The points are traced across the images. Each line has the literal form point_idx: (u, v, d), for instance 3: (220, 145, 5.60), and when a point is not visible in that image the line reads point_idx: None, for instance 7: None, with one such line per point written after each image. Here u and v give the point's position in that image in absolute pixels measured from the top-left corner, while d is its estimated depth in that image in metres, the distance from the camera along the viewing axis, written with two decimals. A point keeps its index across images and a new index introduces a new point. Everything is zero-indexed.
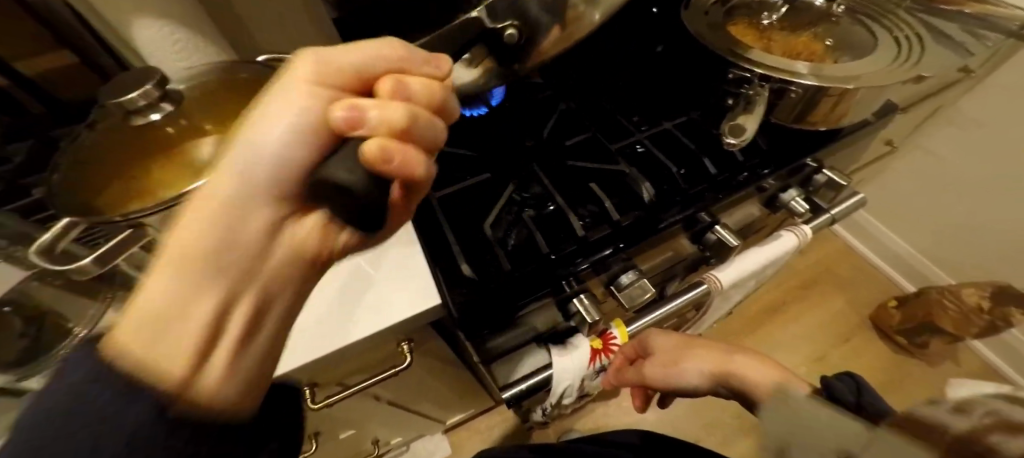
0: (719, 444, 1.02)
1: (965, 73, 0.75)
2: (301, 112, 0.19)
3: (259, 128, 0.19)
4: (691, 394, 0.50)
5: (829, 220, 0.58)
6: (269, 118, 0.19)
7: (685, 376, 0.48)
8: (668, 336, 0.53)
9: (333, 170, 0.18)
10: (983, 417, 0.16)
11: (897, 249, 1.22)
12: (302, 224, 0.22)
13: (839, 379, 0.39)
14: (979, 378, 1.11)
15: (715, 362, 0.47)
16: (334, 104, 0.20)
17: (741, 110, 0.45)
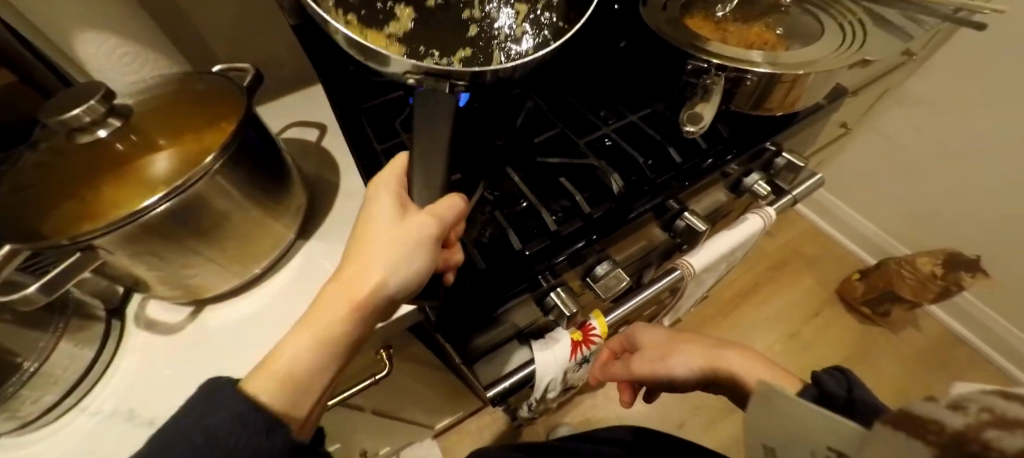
0: (704, 424, 1.05)
1: (907, 55, 0.79)
2: (410, 266, 0.30)
3: (386, 269, 0.29)
4: (682, 387, 0.51)
5: (791, 202, 0.61)
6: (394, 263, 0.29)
7: (672, 373, 0.49)
8: (657, 331, 0.54)
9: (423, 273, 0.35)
10: (981, 414, 0.14)
11: (857, 225, 1.28)
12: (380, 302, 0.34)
13: (828, 374, 0.38)
14: (937, 341, 1.18)
15: (702, 357, 0.47)
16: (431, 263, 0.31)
17: (700, 99, 0.47)
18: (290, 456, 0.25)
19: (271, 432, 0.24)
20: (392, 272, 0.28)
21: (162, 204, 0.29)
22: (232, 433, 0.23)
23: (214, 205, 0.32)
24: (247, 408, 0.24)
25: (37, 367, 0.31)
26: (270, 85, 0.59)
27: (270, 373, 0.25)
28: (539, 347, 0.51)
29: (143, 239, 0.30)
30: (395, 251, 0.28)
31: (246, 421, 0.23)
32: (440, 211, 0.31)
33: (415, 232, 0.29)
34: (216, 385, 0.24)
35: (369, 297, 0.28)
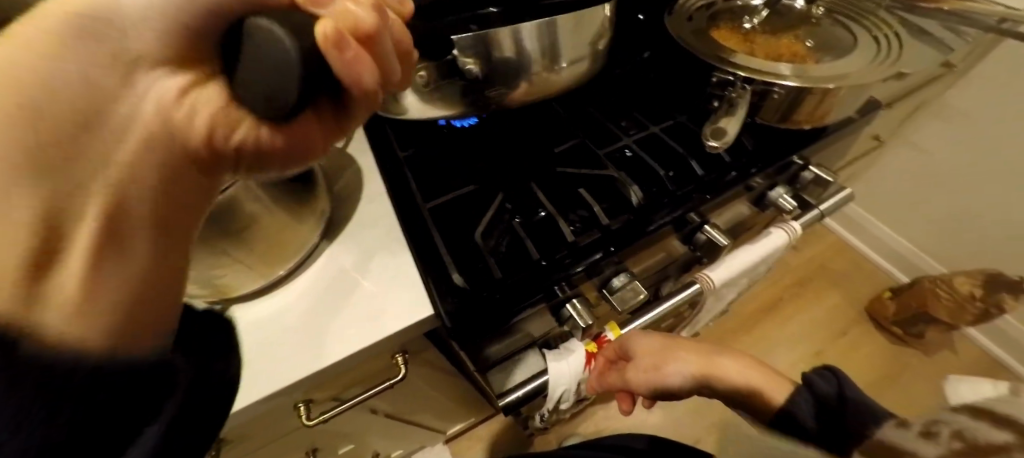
0: (720, 442, 1.02)
1: (947, 66, 0.76)
2: None
3: None
4: (674, 394, 0.51)
5: (817, 217, 0.58)
6: None
7: (669, 380, 0.48)
8: (649, 336, 0.52)
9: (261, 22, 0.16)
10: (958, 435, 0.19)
11: (889, 241, 1.22)
12: (195, 92, 0.16)
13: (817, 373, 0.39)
14: (976, 367, 1.11)
15: (699, 365, 0.48)
16: None
17: (724, 113, 0.46)
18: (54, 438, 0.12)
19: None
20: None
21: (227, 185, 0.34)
22: None
23: None
24: None
25: None
26: None
27: None
28: (553, 357, 0.51)
29: None
30: None
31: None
32: None
33: None
34: None
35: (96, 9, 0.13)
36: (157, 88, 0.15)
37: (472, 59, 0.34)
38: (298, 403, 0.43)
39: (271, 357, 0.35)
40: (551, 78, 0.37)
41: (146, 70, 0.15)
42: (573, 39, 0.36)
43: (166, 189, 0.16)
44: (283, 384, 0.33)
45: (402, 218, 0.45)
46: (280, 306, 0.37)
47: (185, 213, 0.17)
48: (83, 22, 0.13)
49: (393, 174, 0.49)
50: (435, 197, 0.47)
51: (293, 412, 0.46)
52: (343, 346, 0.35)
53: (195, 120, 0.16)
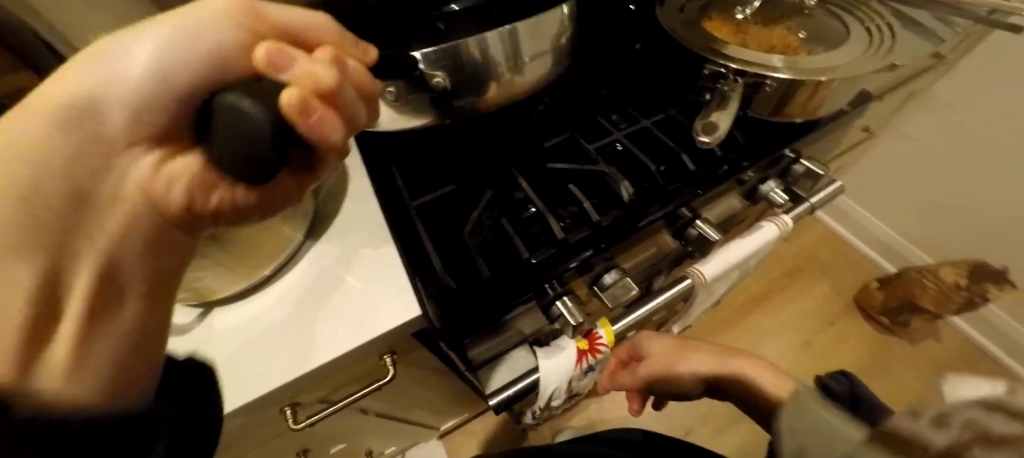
0: (711, 433, 1.03)
1: (937, 58, 0.76)
2: (166, 40, 0.20)
3: (111, 61, 0.20)
4: (691, 394, 0.51)
5: (808, 210, 0.58)
6: (121, 49, 0.20)
7: (684, 383, 0.49)
8: (663, 338, 0.53)
9: (228, 96, 0.18)
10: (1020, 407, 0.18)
11: (877, 232, 1.24)
12: (168, 162, 0.22)
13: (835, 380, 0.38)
14: (960, 355, 1.13)
15: (711, 365, 0.48)
16: (242, 51, 0.21)
17: (716, 106, 0.45)
18: None
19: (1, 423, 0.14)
20: (122, 45, 0.20)
21: None
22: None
23: None
24: None
25: None
26: None
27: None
28: (544, 354, 0.50)
29: None
30: (165, 39, 0.20)
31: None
32: (280, 16, 0.23)
33: (194, 16, 0.21)
34: None
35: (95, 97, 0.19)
36: (137, 163, 0.21)
37: (439, 72, 0.35)
38: (284, 408, 0.42)
39: (253, 362, 0.33)
40: (516, 79, 0.38)
41: (129, 151, 0.21)
42: (532, 38, 0.36)
43: (155, 258, 0.22)
44: (263, 389, 0.32)
45: (390, 217, 0.44)
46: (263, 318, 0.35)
47: (171, 269, 0.22)
48: (71, 107, 0.19)
49: (378, 172, 0.48)
50: (424, 194, 0.46)
51: (279, 416, 0.45)
52: (329, 348, 0.34)
53: (172, 188, 0.22)
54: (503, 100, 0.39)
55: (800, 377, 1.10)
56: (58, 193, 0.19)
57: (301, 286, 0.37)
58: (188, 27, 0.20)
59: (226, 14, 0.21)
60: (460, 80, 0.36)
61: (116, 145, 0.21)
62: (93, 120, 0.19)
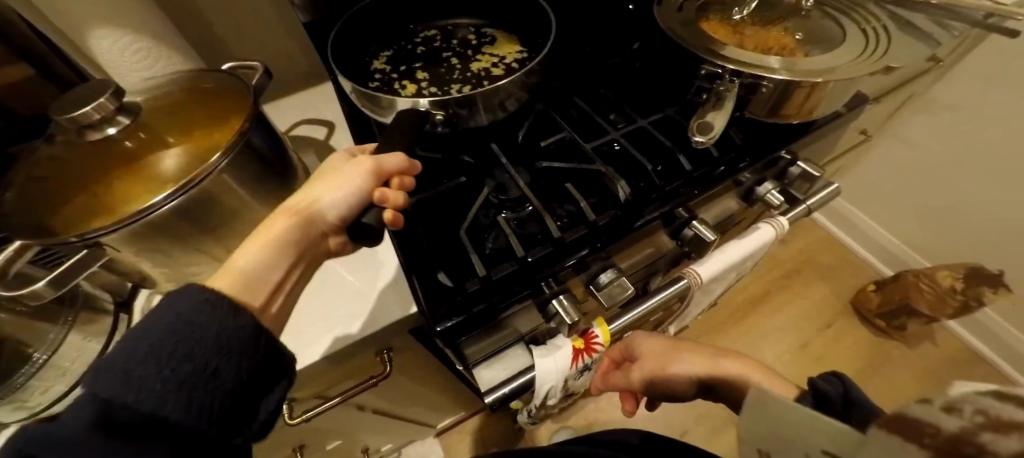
0: (707, 435, 1.03)
1: (934, 61, 0.76)
2: (346, 185, 0.30)
3: (321, 194, 0.30)
4: (683, 395, 0.51)
5: (805, 212, 0.59)
6: (326, 190, 0.30)
7: (675, 382, 0.49)
8: (656, 339, 0.54)
9: (368, 218, 0.30)
10: (975, 417, 0.15)
11: (874, 234, 1.25)
12: (339, 242, 0.32)
13: (821, 380, 0.35)
14: (956, 359, 1.13)
15: (701, 365, 0.48)
16: (368, 187, 0.31)
17: (712, 106, 0.45)
18: (245, 375, 0.23)
19: (235, 331, 0.23)
20: (330, 192, 0.30)
21: (170, 200, 0.32)
22: (199, 328, 0.22)
23: (216, 201, 0.35)
24: (200, 302, 0.23)
25: (46, 357, 0.35)
26: (281, 84, 0.62)
27: (231, 270, 0.26)
28: (541, 353, 0.50)
29: (149, 236, 0.33)
30: (345, 184, 0.30)
31: (205, 321, 0.22)
32: (383, 160, 0.32)
33: (356, 168, 0.31)
34: (173, 291, 0.23)
35: (313, 211, 0.30)
36: (330, 242, 0.32)
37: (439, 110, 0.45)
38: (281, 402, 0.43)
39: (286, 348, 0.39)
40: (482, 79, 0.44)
41: (328, 236, 0.31)
42: None
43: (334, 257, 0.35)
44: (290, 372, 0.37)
45: None
46: (308, 302, 0.41)
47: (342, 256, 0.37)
48: (303, 222, 0.29)
49: None
50: (421, 191, 0.47)
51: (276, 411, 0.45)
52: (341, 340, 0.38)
53: (327, 248, 0.32)
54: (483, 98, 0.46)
55: (796, 379, 1.11)
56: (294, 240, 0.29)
57: (321, 283, 0.42)
58: (346, 180, 0.31)
59: (358, 174, 0.31)
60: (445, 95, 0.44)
61: (316, 236, 0.30)
62: (309, 222, 0.29)
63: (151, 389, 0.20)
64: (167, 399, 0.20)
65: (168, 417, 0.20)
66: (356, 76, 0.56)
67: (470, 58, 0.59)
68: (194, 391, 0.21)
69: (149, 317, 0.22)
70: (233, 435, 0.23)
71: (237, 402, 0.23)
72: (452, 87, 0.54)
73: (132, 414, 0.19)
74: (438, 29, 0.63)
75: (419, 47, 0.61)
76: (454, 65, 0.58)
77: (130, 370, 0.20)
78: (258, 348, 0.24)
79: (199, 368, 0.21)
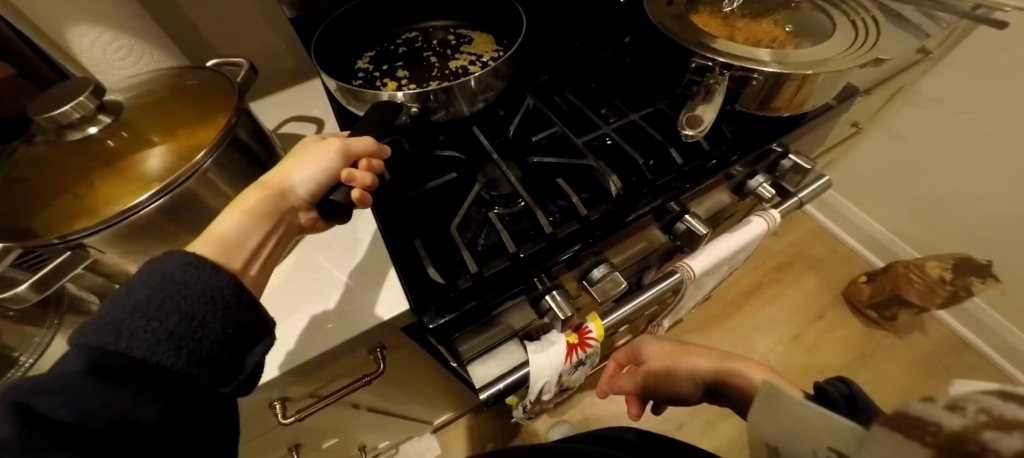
0: (702, 427, 1.04)
1: (923, 54, 0.77)
2: (315, 163, 0.30)
3: (290, 170, 0.29)
4: (690, 399, 0.51)
5: (796, 204, 0.59)
6: (298, 165, 0.29)
7: (680, 384, 0.50)
8: (660, 344, 0.56)
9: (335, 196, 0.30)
10: (977, 415, 0.15)
11: (864, 226, 1.26)
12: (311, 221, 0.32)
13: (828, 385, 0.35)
14: (946, 348, 1.15)
15: (703, 369, 0.48)
16: (337, 167, 0.31)
17: (702, 100, 0.45)
18: (229, 331, 0.23)
19: (218, 287, 0.23)
20: (301, 168, 0.29)
21: (154, 200, 0.31)
22: (183, 282, 0.22)
23: (201, 201, 0.34)
24: (182, 261, 0.23)
25: (32, 360, 0.35)
26: (268, 81, 0.62)
27: (208, 238, 0.25)
28: (535, 349, 0.50)
29: (133, 236, 0.32)
30: (315, 162, 0.30)
31: (189, 276, 0.22)
32: (351, 143, 0.32)
33: (325, 147, 0.30)
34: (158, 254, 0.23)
35: (285, 185, 0.29)
36: (303, 218, 0.31)
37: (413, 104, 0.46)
38: (273, 402, 0.42)
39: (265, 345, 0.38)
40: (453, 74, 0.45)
41: (300, 212, 0.31)
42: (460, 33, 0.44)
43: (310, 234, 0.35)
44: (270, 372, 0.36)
45: (379, 214, 0.45)
46: (290, 297, 0.40)
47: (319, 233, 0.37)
48: (275, 195, 0.28)
49: None
50: (412, 189, 0.46)
51: (269, 411, 0.45)
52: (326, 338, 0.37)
53: (302, 221, 0.31)
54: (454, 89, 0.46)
55: (789, 370, 1.12)
56: (268, 210, 0.28)
57: (303, 278, 0.41)
58: (314, 156, 0.30)
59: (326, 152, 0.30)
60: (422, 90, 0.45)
61: (289, 209, 0.30)
62: (281, 196, 0.29)
63: (142, 337, 0.20)
64: (153, 347, 0.20)
65: (161, 363, 0.20)
66: (338, 73, 0.56)
67: (450, 56, 0.58)
68: (181, 343, 0.21)
69: (135, 275, 0.22)
70: (224, 387, 0.23)
71: (224, 357, 0.23)
72: (430, 83, 0.54)
73: (127, 360, 0.20)
74: (421, 31, 0.63)
75: (401, 47, 0.60)
76: (433, 63, 0.57)
77: (120, 321, 0.20)
78: (243, 302, 0.24)
79: (186, 319, 0.22)
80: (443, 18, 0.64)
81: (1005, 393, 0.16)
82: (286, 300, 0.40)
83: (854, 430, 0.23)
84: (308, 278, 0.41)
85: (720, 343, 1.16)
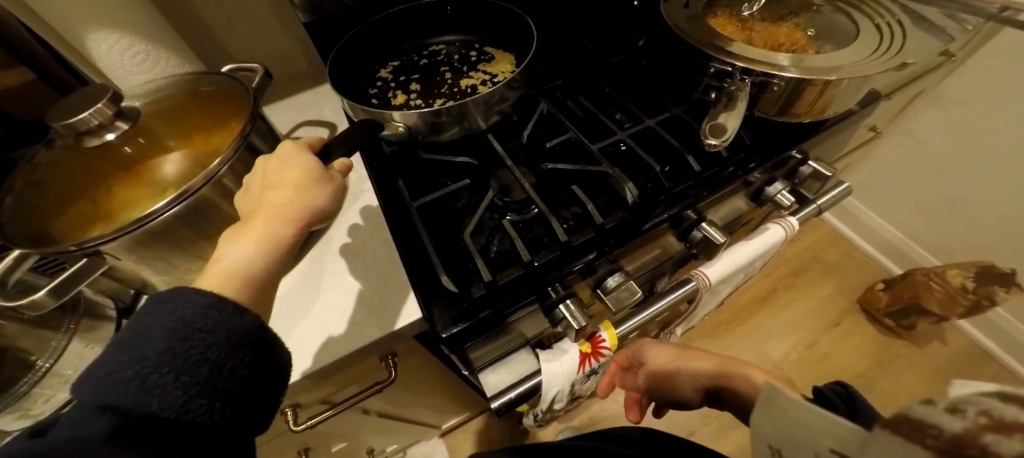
0: (714, 434, 1.02)
1: (947, 56, 0.75)
2: (338, 195, 0.30)
3: (317, 200, 0.29)
4: (693, 403, 0.51)
5: (815, 211, 0.58)
6: (323, 197, 0.29)
7: (682, 390, 0.50)
8: (659, 347, 0.54)
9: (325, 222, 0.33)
10: (978, 418, 0.14)
11: (881, 232, 1.23)
12: None
13: (828, 389, 0.34)
14: (964, 356, 1.12)
15: (702, 375, 0.47)
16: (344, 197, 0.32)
17: (723, 108, 0.45)
18: (251, 375, 0.24)
19: (242, 333, 0.24)
20: (327, 198, 0.29)
21: (170, 207, 0.31)
22: (210, 332, 0.23)
23: (215, 209, 0.34)
24: (207, 311, 0.23)
25: (49, 365, 0.35)
26: (281, 87, 0.62)
27: (244, 279, 0.26)
28: (547, 357, 0.50)
29: (148, 243, 0.32)
30: (336, 192, 0.30)
31: (211, 325, 0.23)
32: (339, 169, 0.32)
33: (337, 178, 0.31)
34: (171, 293, 0.24)
35: (314, 217, 0.29)
36: None
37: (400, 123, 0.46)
38: (286, 409, 0.42)
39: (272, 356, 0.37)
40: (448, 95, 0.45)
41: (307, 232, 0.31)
42: None
43: None
44: None
45: (390, 221, 0.44)
46: (297, 306, 0.39)
47: None
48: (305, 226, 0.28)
49: (381, 174, 0.49)
50: (423, 195, 0.46)
51: (281, 417, 0.45)
52: (337, 346, 0.37)
53: None
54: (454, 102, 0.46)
55: (802, 378, 1.10)
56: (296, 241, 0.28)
57: (309, 284, 0.40)
58: (298, 177, 0.29)
59: (310, 173, 0.29)
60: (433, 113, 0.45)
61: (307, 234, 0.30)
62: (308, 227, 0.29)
63: (172, 395, 0.21)
64: (182, 404, 0.21)
65: (192, 419, 0.22)
66: (352, 83, 0.57)
67: (464, 73, 0.58)
68: (209, 395, 0.22)
69: (151, 319, 0.23)
70: (251, 432, 0.25)
71: (249, 401, 0.24)
72: (436, 101, 0.54)
73: (154, 418, 0.21)
74: (447, 44, 0.63)
75: (423, 59, 0.61)
76: (445, 79, 0.57)
77: (146, 378, 0.21)
78: (264, 344, 0.25)
79: (212, 370, 0.23)
80: (467, 29, 0.63)
81: (1006, 395, 0.14)
82: (289, 308, 0.39)
83: (855, 431, 0.20)
84: (313, 284, 0.40)
85: (731, 349, 1.14)
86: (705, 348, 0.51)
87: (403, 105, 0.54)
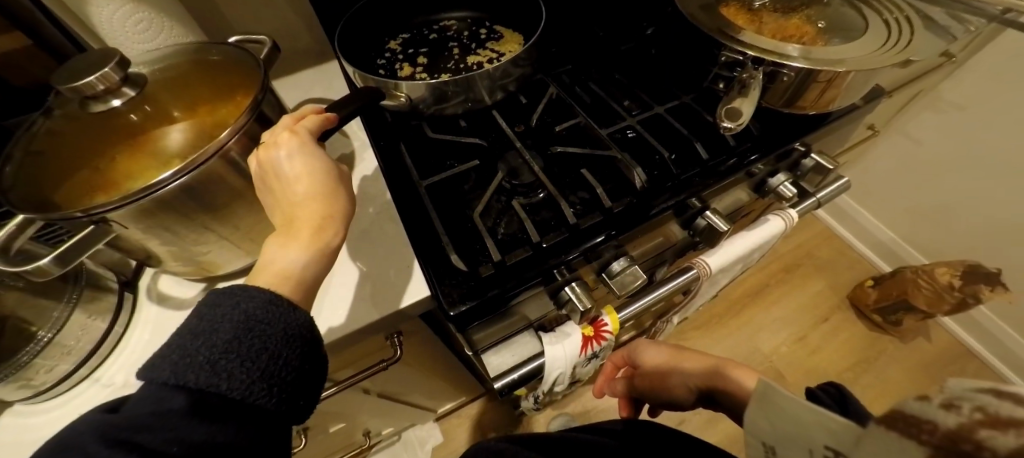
0: (703, 424, 1.05)
1: (949, 57, 0.75)
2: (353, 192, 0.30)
3: (343, 206, 0.29)
4: (686, 404, 0.52)
5: (814, 205, 0.59)
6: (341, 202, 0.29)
7: (675, 390, 0.51)
8: (655, 348, 0.55)
9: None
10: (973, 414, 0.14)
11: (874, 231, 1.26)
12: None
13: (820, 389, 0.36)
14: (947, 353, 1.16)
15: (697, 377, 0.48)
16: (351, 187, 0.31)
17: (738, 94, 0.45)
18: (302, 365, 0.25)
19: (301, 325, 0.25)
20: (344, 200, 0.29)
21: (177, 178, 0.31)
22: (273, 323, 0.24)
23: (223, 181, 0.34)
24: (274, 307, 0.25)
25: (50, 337, 0.35)
26: (288, 63, 0.61)
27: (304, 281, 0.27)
28: (550, 340, 0.50)
29: (156, 214, 0.32)
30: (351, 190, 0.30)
31: (273, 316, 0.24)
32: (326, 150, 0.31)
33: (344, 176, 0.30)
34: (227, 290, 0.25)
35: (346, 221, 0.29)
36: None
37: (403, 94, 0.45)
38: None
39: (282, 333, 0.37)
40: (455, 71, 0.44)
41: None
42: None
43: None
44: None
45: (399, 201, 0.44)
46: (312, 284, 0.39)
47: None
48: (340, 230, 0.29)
49: (388, 153, 0.49)
50: (431, 175, 0.46)
51: None
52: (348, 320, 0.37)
53: None
54: (461, 82, 0.45)
55: (790, 371, 1.13)
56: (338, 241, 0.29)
57: None
58: (319, 185, 0.28)
59: (330, 178, 0.29)
60: (443, 91, 0.46)
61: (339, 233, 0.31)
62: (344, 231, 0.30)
63: (239, 378, 0.23)
64: (248, 385, 0.23)
65: (256, 403, 0.23)
66: (360, 60, 0.56)
67: (472, 50, 0.57)
68: (271, 380, 0.24)
69: (216, 310, 0.24)
70: (297, 420, 0.26)
71: (299, 390, 0.25)
72: (441, 75, 0.54)
73: (223, 399, 0.22)
74: (458, 20, 0.62)
75: (433, 34, 0.60)
76: (453, 55, 0.57)
77: (217, 362, 0.22)
78: (315, 339, 0.26)
79: (272, 359, 0.24)
80: (477, 9, 0.62)
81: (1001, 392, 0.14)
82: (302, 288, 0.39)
83: (847, 425, 0.21)
84: None
85: (722, 342, 1.17)
86: (700, 350, 0.52)
87: (408, 77, 0.54)
